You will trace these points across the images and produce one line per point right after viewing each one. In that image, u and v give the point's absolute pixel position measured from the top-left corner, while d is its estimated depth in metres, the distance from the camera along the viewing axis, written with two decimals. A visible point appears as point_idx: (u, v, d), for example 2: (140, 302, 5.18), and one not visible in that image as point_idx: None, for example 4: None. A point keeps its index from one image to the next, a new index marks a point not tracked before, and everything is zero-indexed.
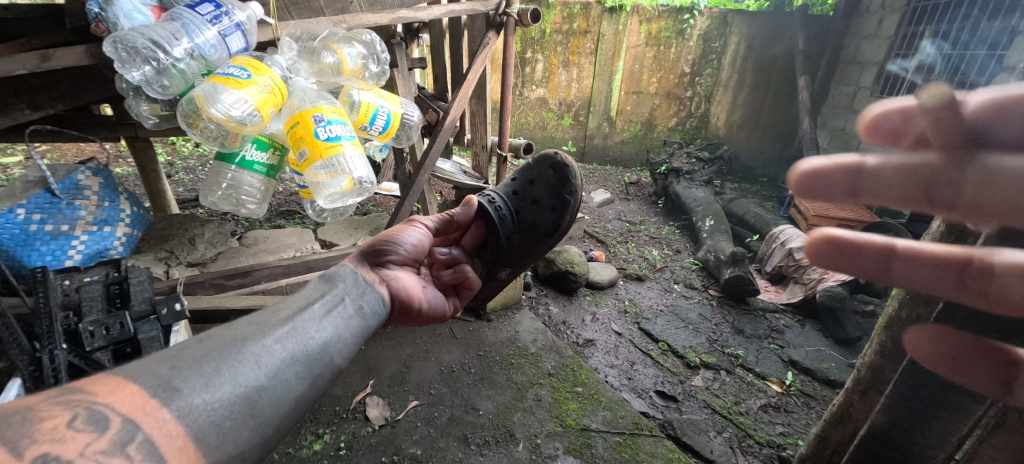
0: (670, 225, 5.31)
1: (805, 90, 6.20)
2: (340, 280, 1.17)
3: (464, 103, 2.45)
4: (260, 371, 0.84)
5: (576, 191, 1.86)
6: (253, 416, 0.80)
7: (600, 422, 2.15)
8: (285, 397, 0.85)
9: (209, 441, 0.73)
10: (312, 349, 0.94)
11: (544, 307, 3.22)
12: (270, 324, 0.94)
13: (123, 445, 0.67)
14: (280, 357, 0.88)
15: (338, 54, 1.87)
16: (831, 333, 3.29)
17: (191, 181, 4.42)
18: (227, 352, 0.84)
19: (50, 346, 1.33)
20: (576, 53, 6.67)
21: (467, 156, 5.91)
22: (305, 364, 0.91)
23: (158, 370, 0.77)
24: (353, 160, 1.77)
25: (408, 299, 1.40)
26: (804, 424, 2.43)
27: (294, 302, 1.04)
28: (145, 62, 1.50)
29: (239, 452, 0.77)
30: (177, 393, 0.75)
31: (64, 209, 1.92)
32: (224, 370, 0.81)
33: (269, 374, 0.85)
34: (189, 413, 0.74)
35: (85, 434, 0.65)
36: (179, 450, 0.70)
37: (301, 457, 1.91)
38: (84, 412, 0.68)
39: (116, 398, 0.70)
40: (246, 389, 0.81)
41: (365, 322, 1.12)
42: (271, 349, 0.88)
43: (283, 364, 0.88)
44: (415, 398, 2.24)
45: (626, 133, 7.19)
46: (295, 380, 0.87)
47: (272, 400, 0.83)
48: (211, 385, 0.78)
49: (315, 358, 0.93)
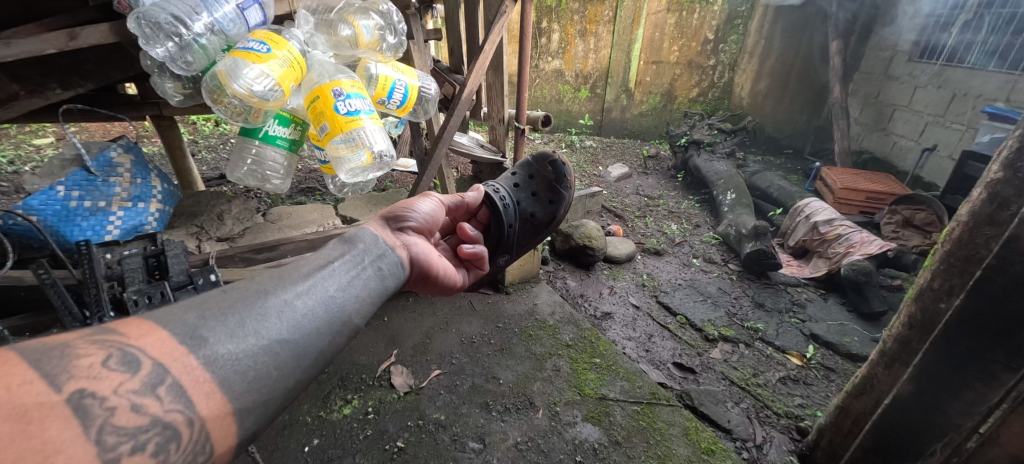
0: (689, 199, 5.22)
1: (837, 56, 5.88)
2: (361, 243, 1.18)
3: (481, 76, 2.41)
4: (282, 325, 0.88)
5: (569, 186, 1.99)
6: (276, 368, 0.84)
7: (618, 391, 2.19)
8: (306, 351, 0.89)
9: (234, 389, 0.78)
10: (331, 307, 0.98)
11: (562, 281, 3.24)
12: (292, 279, 0.97)
13: (154, 387, 0.71)
14: (301, 312, 0.92)
15: (354, 26, 1.83)
16: (854, 307, 3.24)
17: (214, 161, 4.50)
18: (251, 304, 0.88)
19: (100, 314, 1.43)
20: (594, 22, 6.46)
21: (483, 131, 5.87)
22: (325, 321, 0.95)
23: (186, 318, 0.81)
24: (373, 133, 1.76)
25: (428, 263, 1.42)
26: (823, 396, 2.44)
27: (315, 259, 1.07)
28: (168, 38, 1.54)
29: (263, 397, 0.82)
30: (203, 343, 0.79)
31: (100, 186, 1.99)
32: (248, 323, 0.85)
33: (291, 328, 0.89)
34: (215, 361, 0.78)
35: (118, 374, 0.70)
36: (207, 394, 0.75)
37: (333, 420, 2.01)
38: (118, 353, 0.72)
39: (146, 342, 0.74)
40: (268, 341, 0.85)
41: (383, 283, 1.15)
42: (292, 304, 0.92)
43: (303, 319, 0.92)
44: (437, 367, 2.31)
45: (644, 105, 7.02)
46: (315, 335, 0.92)
47: (293, 352, 0.87)
48: (236, 336, 0.82)
49: (335, 315, 0.97)
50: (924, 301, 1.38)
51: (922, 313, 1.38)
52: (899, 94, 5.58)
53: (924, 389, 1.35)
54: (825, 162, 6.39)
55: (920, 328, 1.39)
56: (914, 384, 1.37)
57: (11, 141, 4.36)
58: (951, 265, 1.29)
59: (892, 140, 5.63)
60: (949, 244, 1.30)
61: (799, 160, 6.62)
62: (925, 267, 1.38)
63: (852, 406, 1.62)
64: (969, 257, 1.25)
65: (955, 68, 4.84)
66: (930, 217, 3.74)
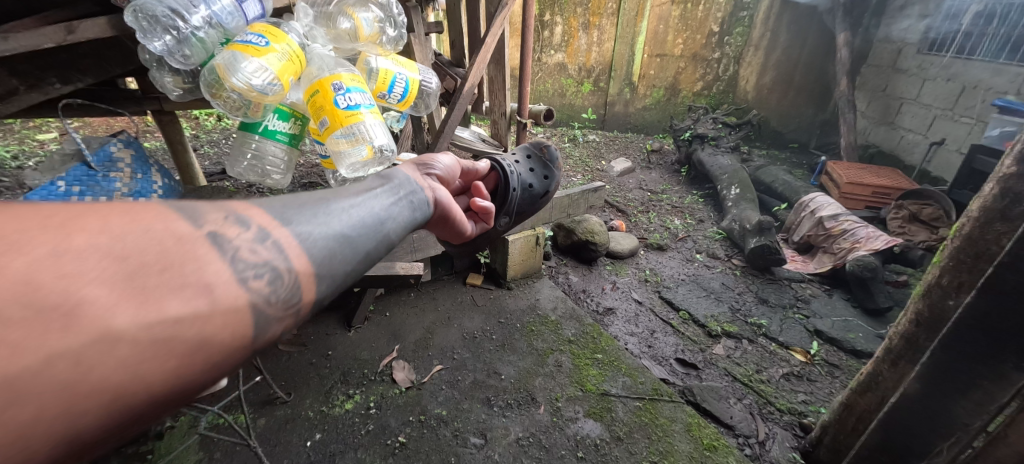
0: (693, 193, 5.19)
1: (845, 48, 5.79)
2: (398, 176, 1.23)
3: (482, 69, 2.38)
4: (346, 222, 0.92)
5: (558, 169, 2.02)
6: (342, 254, 0.88)
7: (620, 387, 2.18)
8: (362, 249, 0.93)
9: (316, 258, 0.82)
10: (378, 220, 1.01)
11: (565, 276, 3.23)
12: (345, 194, 1.01)
13: (262, 240, 0.76)
14: (358, 217, 0.96)
15: (354, 19, 1.82)
16: (859, 302, 3.21)
17: (217, 155, 4.50)
18: (317, 204, 0.91)
19: None
20: (597, 15, 6.38)
21: (486, 125, 5.84)
22: (374, 230, 0.98)
23: (273, 202, 0.84)
24: (373, 127, 1.75)
25: (448, 206, 1.41)
26: (827, 393, 2.42)
27: (360, 184, 1.10)
28: (166, 31, 1.53)
29: (336, 275, 0.85)
30: (290, 220, 0.83)
31: (101, 181, 2.01)
32: (320, 215, 0.89)
33: (351, 226, 0.92)
34: (300, 234, 0.82)
35: (235, 227, 0.74)
36: (298, 255, 0.79)
37: (334, 415, 2.01)
38: (231, 213, 0.76)
39: (250, 211, 0.79)
40: (335, 232, 0.89)
41: (414, 214, 1.18)
42: (350, 211, 0.96)
43: (360, 223, 0.95)
44: (439, 363, 2.31)
45: (648, 99, 6.96)
46: (368, 238, 0.95)
47: (353, 247, 0.91)
48: (313, 221, 0.86)
49: (381, 226, 1.01)
50: (932, 298, 1.35)
51: (930, 310, 1.36)
52: (907, 87, 5.50)
53: (932, 387, 1.33)
54: (831, 156, 6.34)
55: (928, 325, 1.36)
56: (921, 383, 1.35)
57: (16, 136, 4.38)
58: (960, 261, 1.27)
59: (899, 134, 5.57)
60: (958, 241, 1.28)
61: (804, 154, 6.57)
62: (933, 263, 1.36)
63: (857, 404, 1.61)
64: (979, 253, 1.22)
65: (965, 60, 4.76)
66: (937, 212, 3.71)
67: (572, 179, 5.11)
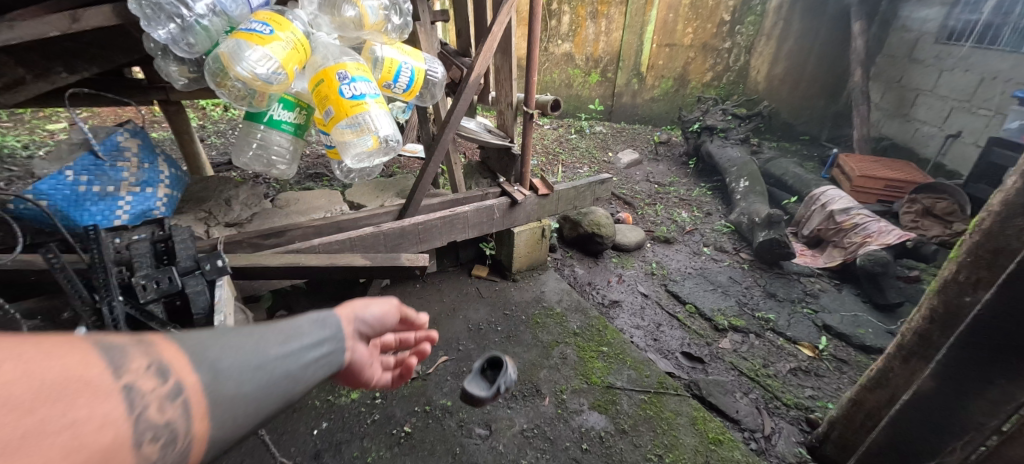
0: (701, 186, 5.14)
1: (859, 38, 5.66)
2: (334, 320, 0.97)
3: (488, 59, 2.35)
4: (281, 361, 0.76)
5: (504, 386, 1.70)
6: (263, 405, 0.72)
7: (625, 380, 2.18)
8: (291, 398, 0.77)
9: (231, 414, 0.67)
10: (315, 363, 0.85)
11: (570, 269, 3.22)
12: (292, 323, 0.85)
13: (177, 392, 0.62)
14: (295, 356, 0.80)
15: (359, 6, 1.72)
16: (869, 297, 3.17)
17: (223, 146, 4.51)
18: (259, 334, 0.77)
19: (108, 297, 1.37)
20: (605, 3, 6.28)
21: (492, 116, 5.80)
22: (310, 374, 0.82)
23: (207, 333, 0.70)
24: (378, 118, 1.73)
25: (357, 372, 1.09)
26: (835, 388, 2.40)
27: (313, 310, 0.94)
28: (170, 19, 1.51)
29: (259, 418, 0.71)
30: (217, 362, 0.68)
31: (108, 170, 2.01)
32: (255, 352, 0.74)
33: (287, 369, 0.77)
34: (224, 382, 0.68)
35: (151, 374, 0.60)
36: (210, 411, 0.64)
37: (341, 405, 2.02)
38: (151, 351, 0.62)
39: (179, 346, 0.65)
40: (266, 373, 0.73)
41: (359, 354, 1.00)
42: (291, 348, 0.80)
43: (297, 365, 0.80)
44: (444, 354, 2.31)
45: (656, 90, 6.87)
46: (300, 383, 0.79)
47: (281, 396, 0.75)
48: (246, 359, 0.72)
49: (317, 368, 0.85)
50: (948, 294, 1.33)
51: (945, 306, 1.34)
52: (923, 78, 5.37)
53: (945, 385, 1.31)
54: (842, 149, 6.24)
55: (942, 322, 1.34)
56: (935, 380, 1.33)
57: (26, 126, 4.41)
58: (979, 257, 1.24)
59: (913, 126, 5.46)
60: (977, 235, 1.24)
61: (815, 147, 6.47)
62: (950, 259, 1.32)
63: (866, 400, 1.59)
64: (999, 249, 1.19)
65: (984, 50, 4.63)
66: (952, 206, 3.65)
67: (579, 171, 5.07)
